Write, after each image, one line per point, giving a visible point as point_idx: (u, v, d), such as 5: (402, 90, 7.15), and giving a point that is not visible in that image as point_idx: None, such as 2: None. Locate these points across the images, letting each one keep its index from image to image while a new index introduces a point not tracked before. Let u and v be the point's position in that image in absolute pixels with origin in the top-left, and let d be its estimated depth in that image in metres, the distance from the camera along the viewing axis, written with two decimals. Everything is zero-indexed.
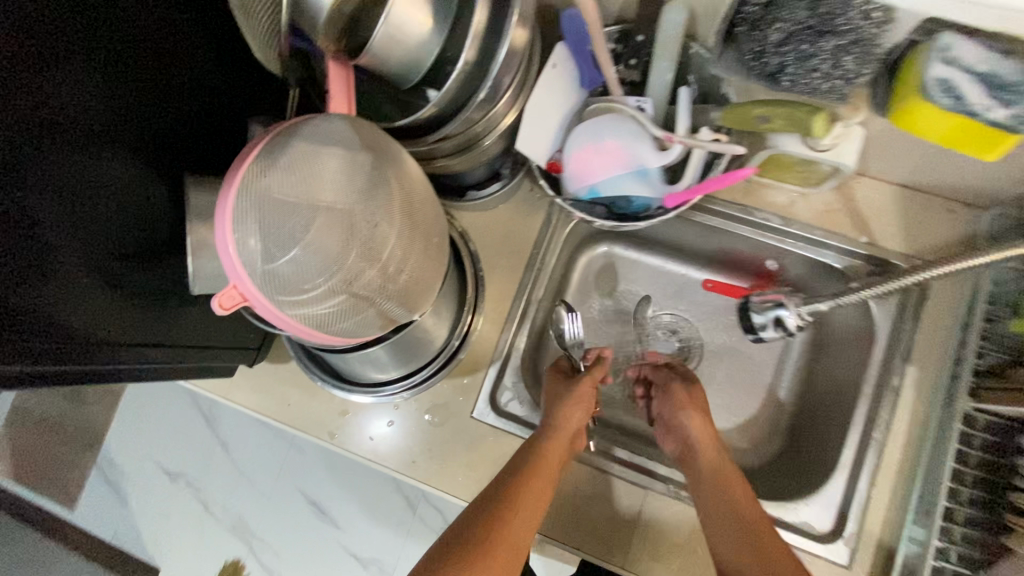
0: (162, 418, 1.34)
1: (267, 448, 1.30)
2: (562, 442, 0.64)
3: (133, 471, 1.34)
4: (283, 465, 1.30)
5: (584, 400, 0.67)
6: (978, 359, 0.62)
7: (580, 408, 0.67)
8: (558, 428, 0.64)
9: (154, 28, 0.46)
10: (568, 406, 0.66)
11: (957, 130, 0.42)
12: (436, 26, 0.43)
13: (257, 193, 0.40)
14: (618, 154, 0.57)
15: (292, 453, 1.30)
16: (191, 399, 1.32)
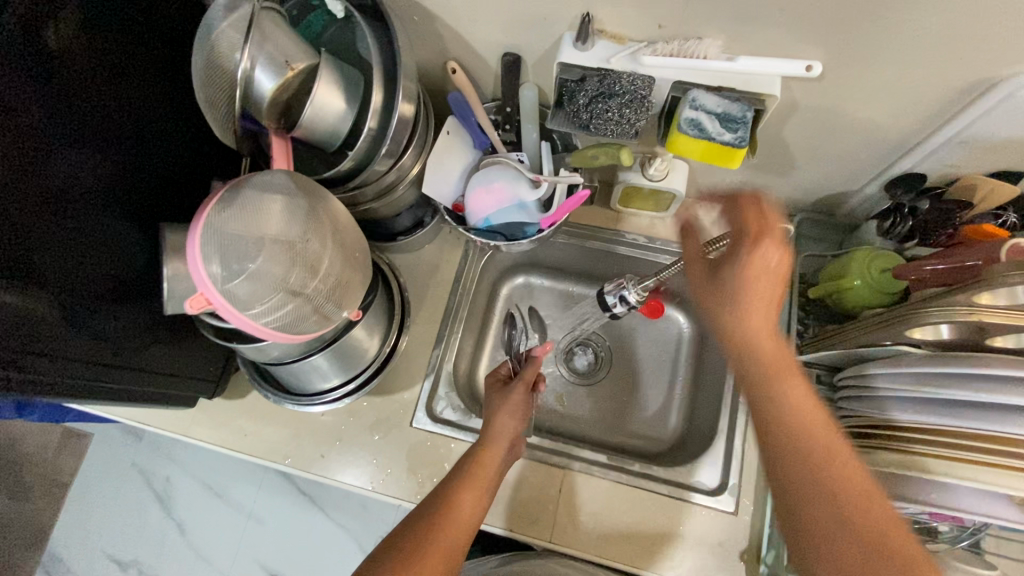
0: (116, 506, 1.37)
1: (224, 522, 1.32)
2: (498, 447, 0.72)
3: (85, 565, 1.36)
4: (241, 537, 1.31)
5: (514, 410, 0.76)
6: (801, 327, 0.79)
7: (513, 413, 0.75)
8: (495, 433, 0.73)
9: (138, 121, 0.60)
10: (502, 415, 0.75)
11: (706, 153, 0.61)
12: (348, 107, 0.60)
13: (219, 226, 0.54)
14: (503, 192, 0.74)
15: (251, 526, 1.31)
16: (145, 480, 1.37)
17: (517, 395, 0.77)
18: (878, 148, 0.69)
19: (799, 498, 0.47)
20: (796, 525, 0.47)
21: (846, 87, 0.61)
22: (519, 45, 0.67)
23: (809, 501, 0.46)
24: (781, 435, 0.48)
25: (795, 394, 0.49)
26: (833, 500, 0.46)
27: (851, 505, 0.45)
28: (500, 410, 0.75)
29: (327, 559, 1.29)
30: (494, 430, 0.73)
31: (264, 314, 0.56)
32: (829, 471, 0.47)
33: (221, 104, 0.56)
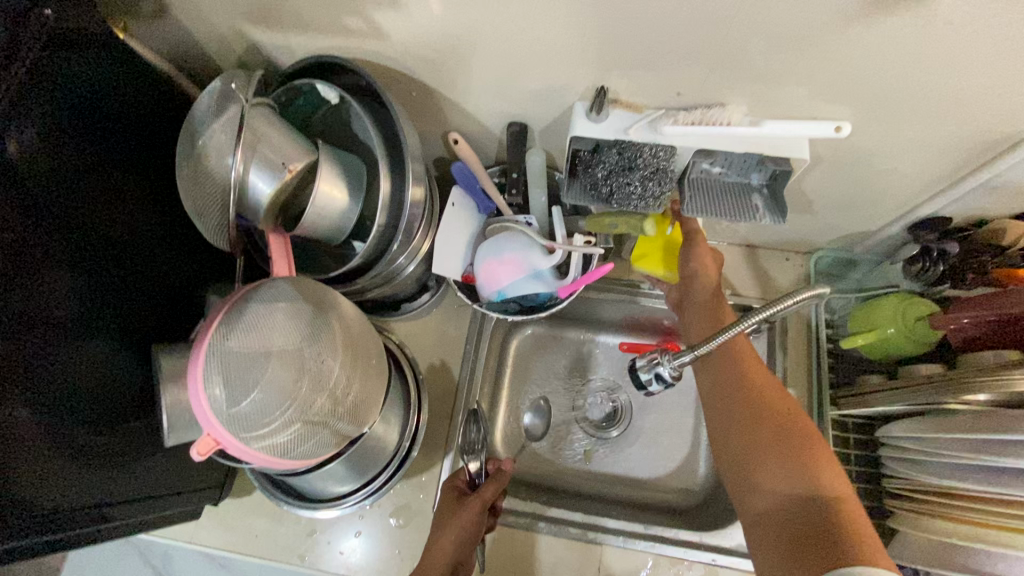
0: None
1: None
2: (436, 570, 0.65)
3: None
4: None
5: (466, 525, 0.68)
6: (835, 374, 0.77)
7: (451, 535, 0.67)
8: (432, 554, 0.66)
9: (117, 226, 0.54)
10: (453, 530, 0.68)
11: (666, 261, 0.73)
12: (350, 199, 0.56)
13: (221, 354, 0.49)
14: (516, 264, 0.70)
15: None
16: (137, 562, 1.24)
17: (467, 509, 0.69)
18: (903, 193, 0.67)
19: (744, 451, 0.60)
20: (739, 479, 0.59)
21: (874, 139, 0.59)
22: (526, 114, 0.63)
23: (745, 444, 0.60)
24: (718, 411, 0.65)
25: (757, 380, 0.63)
26: (734, 408, 0.63)
27: (772, 438, 0.59)
28: (442, 528, 0.68)
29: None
30: (433, 552, 0.66)
31: (266, 440, 0.50)
32: (759, 403, 0.62)
33: (211, 212, 0.51)
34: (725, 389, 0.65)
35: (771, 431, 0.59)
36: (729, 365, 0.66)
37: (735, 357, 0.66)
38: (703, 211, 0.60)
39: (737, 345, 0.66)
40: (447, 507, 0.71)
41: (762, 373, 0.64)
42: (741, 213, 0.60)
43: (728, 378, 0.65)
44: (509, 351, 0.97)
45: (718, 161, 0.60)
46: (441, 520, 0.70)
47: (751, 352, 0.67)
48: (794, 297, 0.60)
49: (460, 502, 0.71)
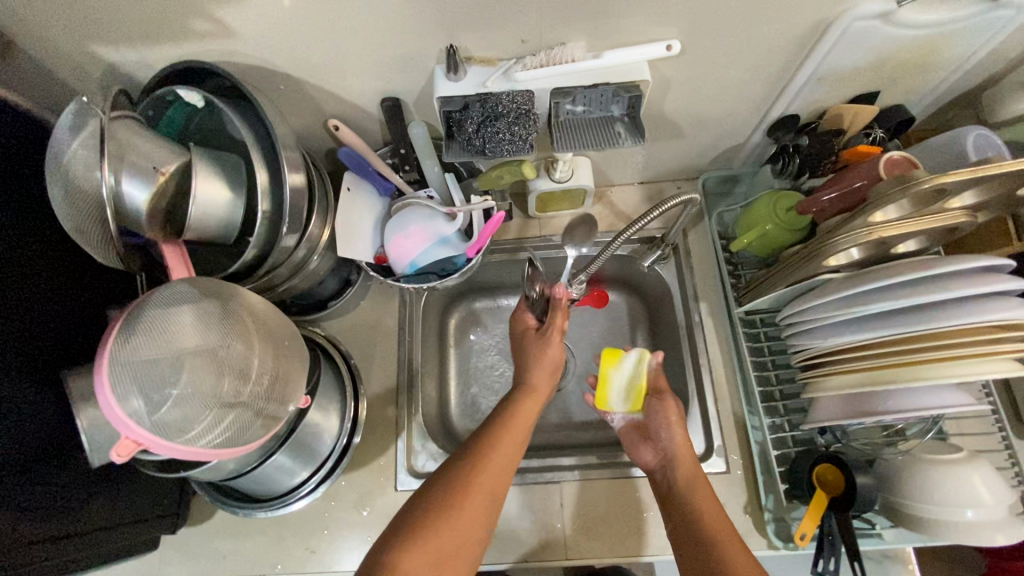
0: None
1: None
2: (497, 467, 0.64)
3: None
4: None
5: (548, 357, 0.76)
6: (738, 279, 0.84)
7: (511, 440, 0.67)
8: (492, 448, 0.65)
9: (11, 267, 0.54)
10: (538, 367, 0.76)
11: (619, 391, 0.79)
12: (234, 194, 0.57)
13: (126, 361, 0.50)
14: (421, 235, 0.73)
15: None
16: None
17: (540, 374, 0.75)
18: (752, 100, 0.74)
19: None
20: None
21: (707, 54, 0.64)
22: (394, 88, 0.66)
23: None
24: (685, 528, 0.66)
25: (709, 512, 0.66)
26: (693, 531, 0.65)
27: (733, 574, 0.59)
28: (502, 426, 0.68)
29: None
30: (493, 449, 0.65)
31: (193, 434, 0.51)
32: (712, 532, 0.64)
33: (91, 230, 0.52)
34: (680, 505, 0.68)
35: (739, 562, 0.61)
36: (681, 493, 0.69)
37: (674, 465, 0.71)
38: (571, 147, 0.65)
39: (697, 485, 0.69)
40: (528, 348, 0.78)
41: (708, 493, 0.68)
42: (607, 141, 0.65)
43: (681, 499, 0.69)
44: (447, 329, 1.00)
45: (578, 99, 0.64)
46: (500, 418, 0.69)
47: (698, 473, 0.71)
48: (663, 208, 0.71)
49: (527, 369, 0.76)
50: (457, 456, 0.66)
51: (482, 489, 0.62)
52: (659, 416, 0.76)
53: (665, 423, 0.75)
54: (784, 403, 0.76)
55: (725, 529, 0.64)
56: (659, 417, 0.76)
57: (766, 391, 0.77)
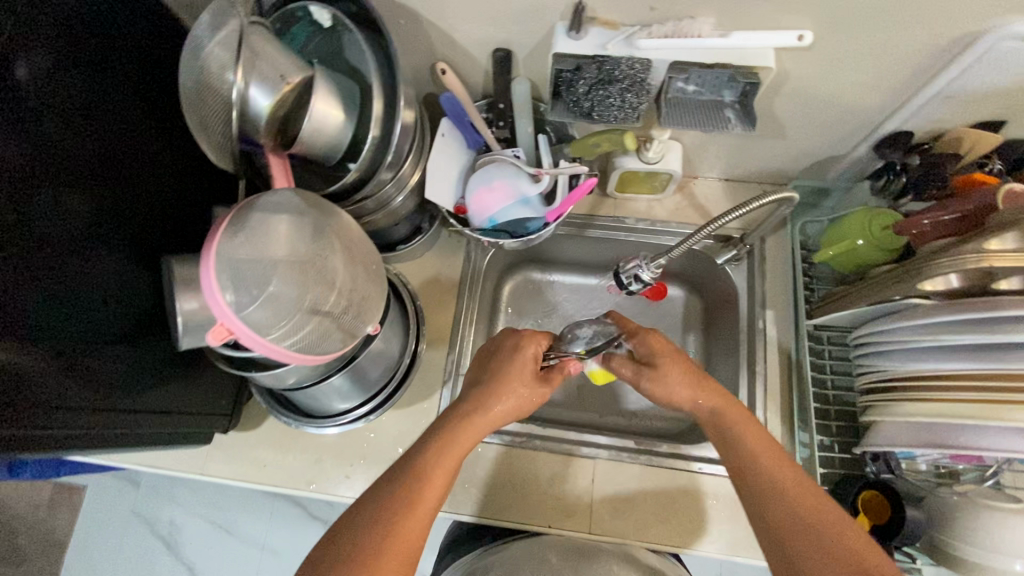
0: (157, 532, 1.43)
1: (278, 522, 1.42)
2: (454, 457, 0.63)
3: None
4: (290, 546, 1.40)
5: (514, 395, 0.68)
6: (810, 293, 0.82)
7: (465, 440, 0.64)
8: (446, 450, 0.62)
9: (127, 152, 0.57)
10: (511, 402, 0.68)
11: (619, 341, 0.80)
12: (345, 118, 0.58)
13: (228, 256, 0.52)
14: (505, 190, 0.74)
15: (301, 530, 1.41)
16: (201, 491, 1.43)
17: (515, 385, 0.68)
18: (867, 109, 0.71)
19: (780, 509, 0.57)
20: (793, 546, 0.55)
21: (835, 52, 0.62)
22: (510, 39, 0.66)
23: (785, 511, 0.57)
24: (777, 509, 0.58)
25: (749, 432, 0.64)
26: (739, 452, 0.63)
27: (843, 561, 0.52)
28: (461, 421, 0.65)
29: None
30: (448, 450, 0.63)
31: (279, 334, 0.53)
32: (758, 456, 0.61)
33: (213, 127, 0.54)
34: (757, 478, 0.60)
35: (791, 482, 0.59)
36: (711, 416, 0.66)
37: (724, 422, 0.65)
38: (680, 124, 0.66)
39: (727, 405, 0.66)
40: (508, 364, 0.70)
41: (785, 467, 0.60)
42: (715, 124, 0.64)
43: (754, 470, 0.61)
44: (502, 293, 1.01)
45: (692, 78, 0.63)
46: (462, 411, 0.66)
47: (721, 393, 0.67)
48: (759, 202, 0.68)
49: (499, 377, 0.69)
50: (433, 428, 0.65)
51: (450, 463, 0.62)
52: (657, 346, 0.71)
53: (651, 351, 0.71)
54: (838, 423, 0.75)
55: (770, 448, 0.62)
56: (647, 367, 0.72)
57: (821, 409, 0.76)
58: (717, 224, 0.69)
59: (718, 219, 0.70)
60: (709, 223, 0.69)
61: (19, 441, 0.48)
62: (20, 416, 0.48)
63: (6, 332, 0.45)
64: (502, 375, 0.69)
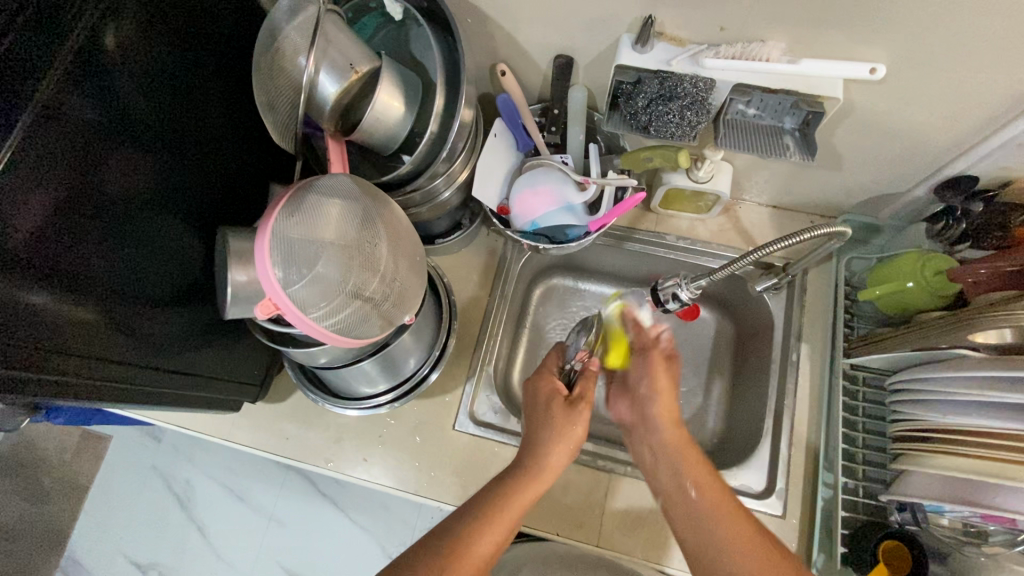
0: (175, 487, 1.49)
1: (289, 493, 1.46)
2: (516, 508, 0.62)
3: (152, 550, 1.47)
4: (298, 518, 1.44)
5: (565, 435, 0.67)
6: (849, 330, 0.80)
7: (495, 534, 0.60)
8: (515, 498, 0.62)
9: (195, 124, 0.59)
10: (556, 442, 0.67)
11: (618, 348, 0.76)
12: (406, 110, 0.60)
13: (281, 233, 0.54)
14: (550, 196, 0.74)
15: (310, 504, 1.44)
16: (220, 454, 1.48)
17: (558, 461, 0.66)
18: (932, 150, 0.69)
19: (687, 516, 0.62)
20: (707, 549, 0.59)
21: (907, 88, 0.60)
22: (573, 46, 0.67)
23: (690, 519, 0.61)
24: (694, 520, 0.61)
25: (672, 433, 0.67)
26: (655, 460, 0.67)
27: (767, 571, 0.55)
28: (534, 467, 0.65)
29: (340, 541, 1.42)
30: (477, 540, 0.59)
31: (321, 315, 0.55)
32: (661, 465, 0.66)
33: (281, 108, 0.56)
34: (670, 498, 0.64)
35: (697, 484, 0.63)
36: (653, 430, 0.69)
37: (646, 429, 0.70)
38: (736, 146, 0.64)
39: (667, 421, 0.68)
40: (553, 430, 0.68)
41: (706, 479, 0.63)
42: (772, 150, 0.63)
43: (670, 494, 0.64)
44: (533, 297, 1.01)
45: (754, 101, 0.63)
46: (534, 454, 0.66)
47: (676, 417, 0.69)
48: (808, 234, 0.66)
49: (544, 446, 0.67)
50: (503, 472, 0.65)
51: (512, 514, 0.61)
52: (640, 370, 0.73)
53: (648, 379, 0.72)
54: (865, 467, 0.72)
55: (688, 448, 0.66)
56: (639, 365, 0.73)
57: (849, 451, 0.74)
58: (763, 251, 0.68)
59: (762, 246, 0.68)
60: (754, 250, 0.68)
61: (61, 389, 0.50)
62: (69, 366, 0.50)
63: (67, 286, 0.47)
64: (548, 453, 0.66)
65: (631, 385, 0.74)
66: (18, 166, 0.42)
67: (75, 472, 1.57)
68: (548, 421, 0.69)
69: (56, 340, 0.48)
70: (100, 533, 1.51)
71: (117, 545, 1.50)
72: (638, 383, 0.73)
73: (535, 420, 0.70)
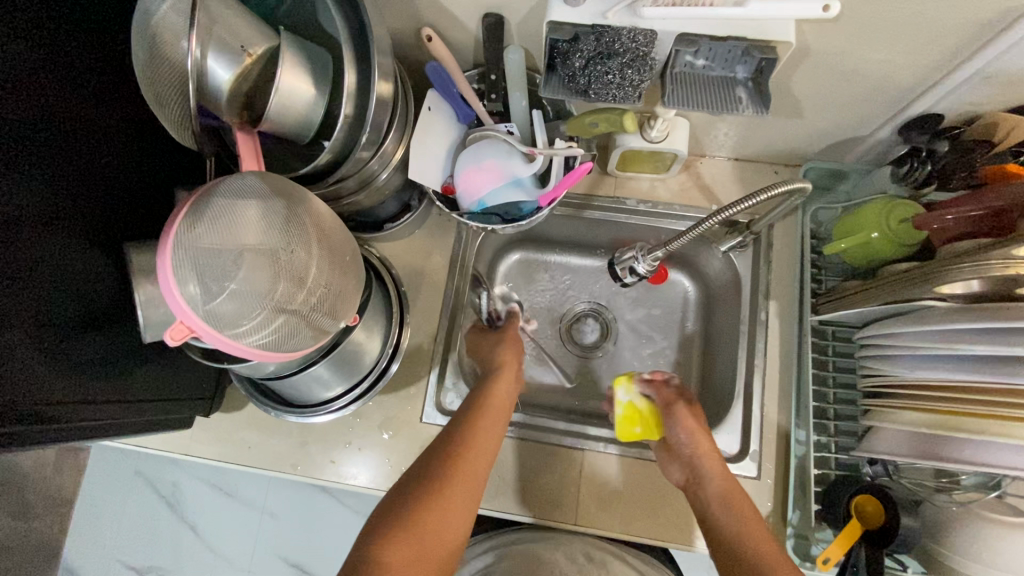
0: (161, 491, 1.47)
1: (278, 486, 1.45)
2: (490, 425, 0.70)
3: (146, 554, 1.47)
4: (290, 509, 1.44)
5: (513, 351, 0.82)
6: (817, 284, 0.78)
7: (473, 455, 0.67)
8: (486, 420, 0.70)
9: (86, 127, 0.52)
10: (509, 359, 0.80)
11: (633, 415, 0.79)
12: (318, 92, 0.53)
13: (188, 245, 0.48)
14: (495, 171, 0.69)
15: (300, 495, 1.44)
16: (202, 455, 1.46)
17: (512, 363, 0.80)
18: (893, 88, 0.64)
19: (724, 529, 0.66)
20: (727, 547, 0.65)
21: (864, 25, 0.55)
22: (500, 4, 0.60)
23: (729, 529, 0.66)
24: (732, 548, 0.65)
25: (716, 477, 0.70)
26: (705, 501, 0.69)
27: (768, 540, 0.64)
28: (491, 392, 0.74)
29: (335, 527, 1.43)
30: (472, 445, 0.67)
31: (247, 334, 0.51)
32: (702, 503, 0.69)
33: (170, 102, 0.49)
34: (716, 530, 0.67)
35: (739, 501, 0.68)
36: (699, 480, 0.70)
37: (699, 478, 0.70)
38: (684, 104, 0.59)
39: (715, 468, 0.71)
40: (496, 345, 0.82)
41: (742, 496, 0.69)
42: (725, 105, 0.58)
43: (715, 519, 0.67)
44: (495, 274, 0.97)
45: (702, 51, 0.57)
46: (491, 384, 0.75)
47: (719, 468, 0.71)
48: (768, 194, 0.62)
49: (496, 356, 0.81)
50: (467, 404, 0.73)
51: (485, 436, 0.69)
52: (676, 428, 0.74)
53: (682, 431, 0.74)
54: (836, 423, 0.71)
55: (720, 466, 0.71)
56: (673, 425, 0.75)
57: (819, 408, 0.72)
58: (722, 214, 0.64)
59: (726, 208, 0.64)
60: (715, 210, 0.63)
61: None
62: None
63: None
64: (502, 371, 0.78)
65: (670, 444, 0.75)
66: None
67: (56, 486, 1.54)
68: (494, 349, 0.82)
69: None
70: (91, 543, 1.50)
71: (110, 554, 1.49)
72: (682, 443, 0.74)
73: (483, 354, 0.82)
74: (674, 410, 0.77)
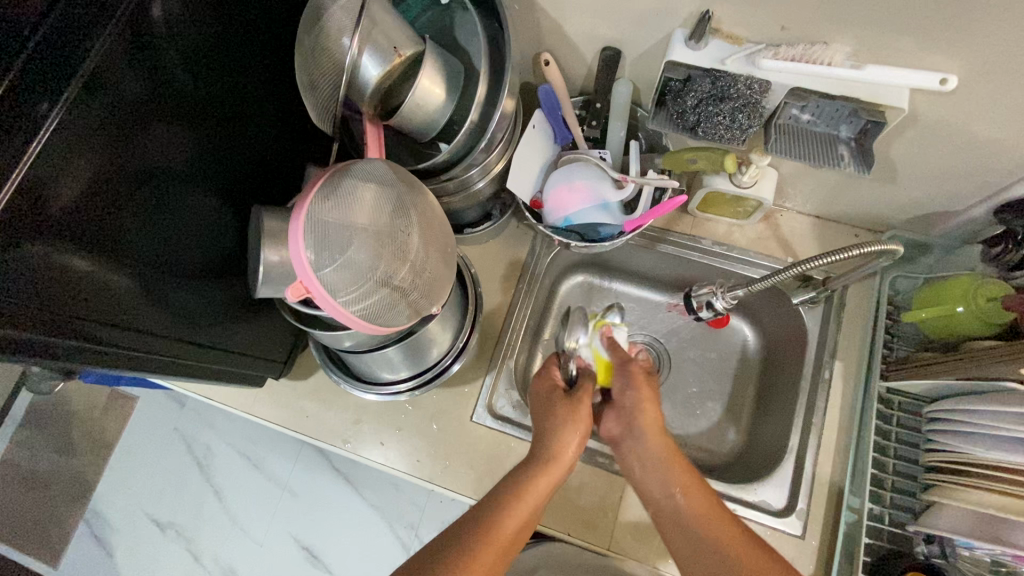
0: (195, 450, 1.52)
1: (304, 466, 1.47)
2: (526, 507, 0.60)
3: (168, 510, 1.51)
4: (311, 491, 1.45)
5: (578, 419, 0.67)
6: (887, 352, 0.77)
7: (496, 547, 0.58)
8: (519, 505, 0.60)
9: (236, 100, 0.59)
10: (564, 431, 0.66)
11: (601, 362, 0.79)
12: (449, 97, 0.58)
13: (316, 215, 0.53)
14: (586, 192, 0.72)
15: (322, 480, 1.45)
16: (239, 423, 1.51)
17: (565, 453, 0.65)
18: (997, 168, 0.65)
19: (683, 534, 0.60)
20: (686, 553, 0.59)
21: (979, 101, 0.56)
22: (622, 40, 0.64)
23: (686, 535, 0.59)
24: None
25: (675, 471, 0.63)
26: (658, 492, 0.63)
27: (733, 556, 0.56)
28: (534, 472, 0.63)
29: (351, 518, 1.43)
30: (493, 538, 0.58)
31: (354, 302, 0.55)
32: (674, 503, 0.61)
33: (323, 89, 0.55)
34: (669, 522, 0.61)
35: (702, 498, 0.61)
36: (644, 460, 0.65)
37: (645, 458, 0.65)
38: (787, 154, 0.62)
39: (672, 461, 0.64)
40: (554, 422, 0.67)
41: (698, 489, 0.62)
42: (827, 160, 0.60)
43: (670, 514, 0.62)
44: (558, 292, 0.99)
45: (810, 107, 0.59)
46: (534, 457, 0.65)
47: (665, 442, 0.66)
48: (854, 251, 0.63)
49: (550, 435, 0.66)
50: (505, 477, 0.64)
51: (509, 528, 0.59)
52: (620, 381, 0.72)
53: (630, 390, 0.70)
54: (893, 495, 0.69)
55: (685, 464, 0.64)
56: (622, 379, 0.72)
57: (878, 476, 0.71)
58: (808, 266, 0.65)
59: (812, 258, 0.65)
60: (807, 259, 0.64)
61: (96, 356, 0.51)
62: (104, 332, 0.50)
63: (103, 253, 0.47)
64: (553, 444, 0.65)
65: (615, 398, 0.71)
66: (58, 134, 0.42)
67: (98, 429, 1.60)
68: (548, 415, 0.68)
69: (88, 308, 0.47)
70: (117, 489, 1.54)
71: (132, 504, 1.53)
72: (622, 396, 0.70)
73: (539, 415, 0.69)
74: (631, 368, 0.72)
